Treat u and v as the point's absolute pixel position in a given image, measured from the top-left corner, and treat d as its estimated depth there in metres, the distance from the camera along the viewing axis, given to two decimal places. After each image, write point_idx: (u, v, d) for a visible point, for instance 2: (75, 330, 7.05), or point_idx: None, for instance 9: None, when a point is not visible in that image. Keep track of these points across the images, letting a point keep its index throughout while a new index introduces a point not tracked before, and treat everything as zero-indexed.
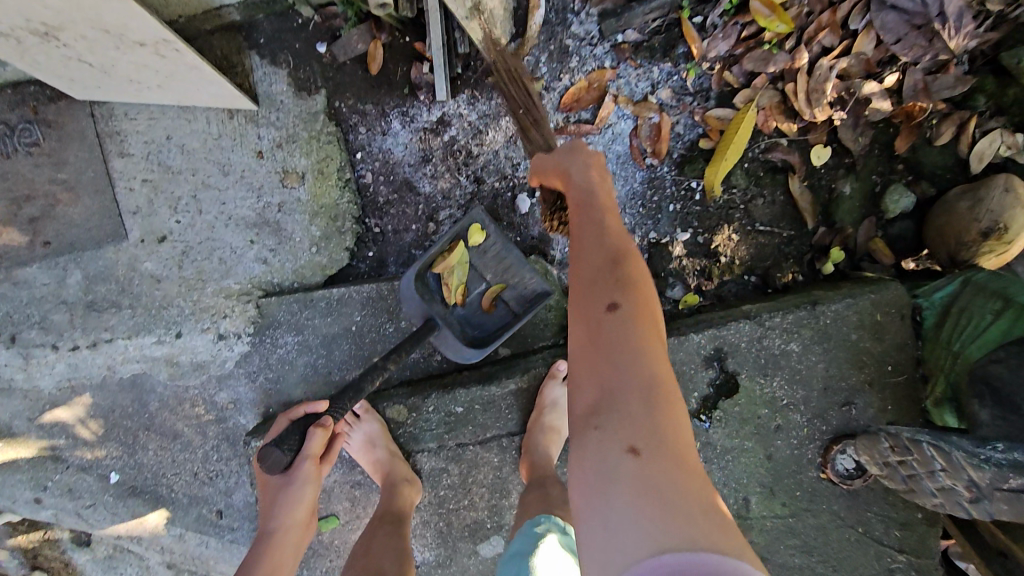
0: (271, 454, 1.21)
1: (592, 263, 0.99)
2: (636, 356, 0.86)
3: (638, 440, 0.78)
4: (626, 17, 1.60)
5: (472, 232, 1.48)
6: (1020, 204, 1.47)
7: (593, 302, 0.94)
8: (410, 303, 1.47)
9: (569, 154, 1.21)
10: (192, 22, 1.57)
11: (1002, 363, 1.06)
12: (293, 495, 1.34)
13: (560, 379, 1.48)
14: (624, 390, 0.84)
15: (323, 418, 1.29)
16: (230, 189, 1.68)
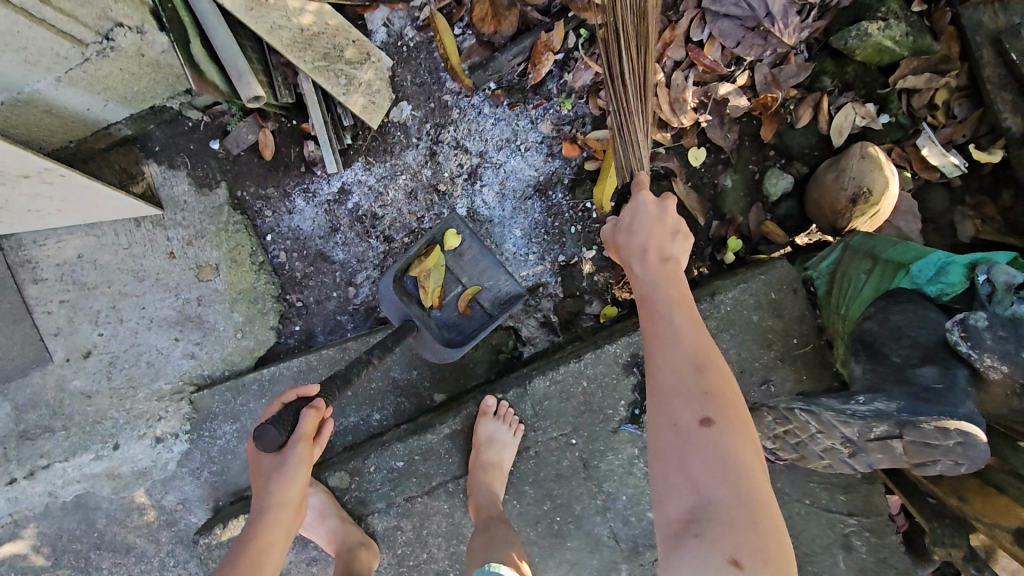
0: (264, 433, 1.05)
1: (677, 365, 0.94)
2: (728, 463, 0.86)
3: (745, 559, 0.80)
4: (493, 67, 1.74)
5: (448, 236, 1.58)
6: (876, 165, 1.60)
7: (680, 408, 0.91)
8: (392, 307, 1.51)
9: (634, 238, 1.11)
10: (83, 144, 1.64)
11: (873, 318, 1.14)
12: (286, 479, 1.14)
13: (491, 415, 1.51)
14: (721, 504, 0.84)
15: (317, 398, 1.13)
16: (147, 294, 1.72)
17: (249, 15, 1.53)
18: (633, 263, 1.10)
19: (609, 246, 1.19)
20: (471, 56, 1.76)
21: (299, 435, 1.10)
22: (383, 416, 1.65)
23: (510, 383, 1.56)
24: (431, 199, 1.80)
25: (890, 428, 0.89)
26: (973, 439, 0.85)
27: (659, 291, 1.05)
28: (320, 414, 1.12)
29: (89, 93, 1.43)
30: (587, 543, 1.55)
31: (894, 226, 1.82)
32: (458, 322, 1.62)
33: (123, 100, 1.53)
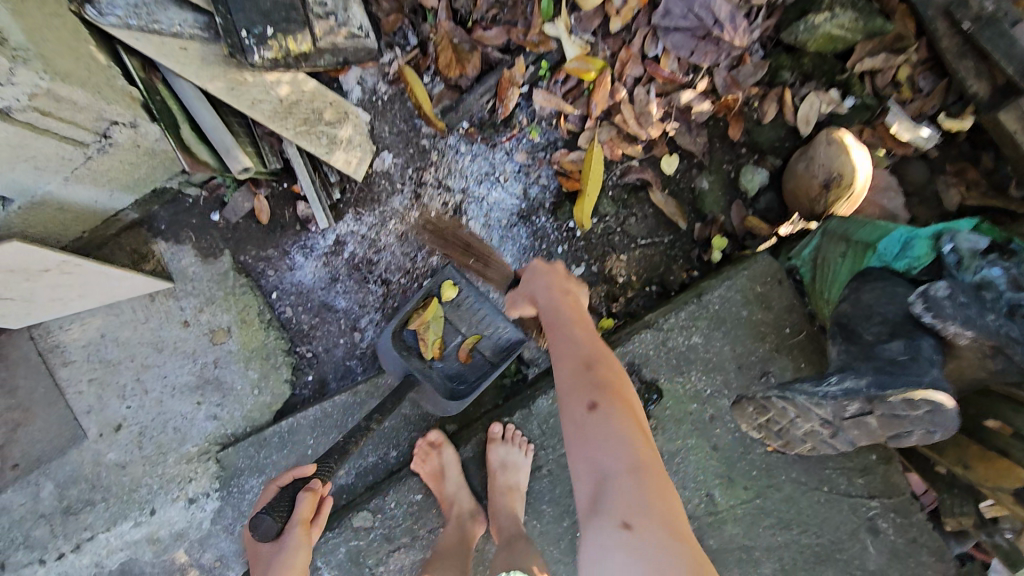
0: (262, 524, 1.17)
1: (570, 375, 1.18)
2: (617, 442, 1.07)
3: (631, 519, 0.97)
4: (463, 107, 1.84)
5: (444, 288, 1.63)
6: (843, 149, 1.64)
7: (575, 402, 1.13)
8: (393, 361, 1.60)
9: (537, 284, 1.35)
10: (96, 233, 1.75)
11: (847, 300, 1.17)
12: (286, 560, 1.32)
13: (499, 440, 1.56)
14: (612, 474, 1.03)
15: (312, 481, 1.29)
16: (168, 363, 1.82)
17: (229, 96, 1.63)
18: (540, 299, 1.33)
19: (515, 303, 1.40)
20: (442, 100, 1.85)
21: (296, 519, 1.27)
22: (399, 453, 1.70)
23: (514, 406, 1.61)
24: (421, 238, 1.89)
25: (862, 405, 0.95)
26: (940, 406, 0.90)
27: (556, 317, 1.28)
28: (315, 497, 1.28)
29: (96, 186, 1.56)
30: None
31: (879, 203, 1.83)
32: (460, 370, 1.66)
33: (126, 187, 1.66)
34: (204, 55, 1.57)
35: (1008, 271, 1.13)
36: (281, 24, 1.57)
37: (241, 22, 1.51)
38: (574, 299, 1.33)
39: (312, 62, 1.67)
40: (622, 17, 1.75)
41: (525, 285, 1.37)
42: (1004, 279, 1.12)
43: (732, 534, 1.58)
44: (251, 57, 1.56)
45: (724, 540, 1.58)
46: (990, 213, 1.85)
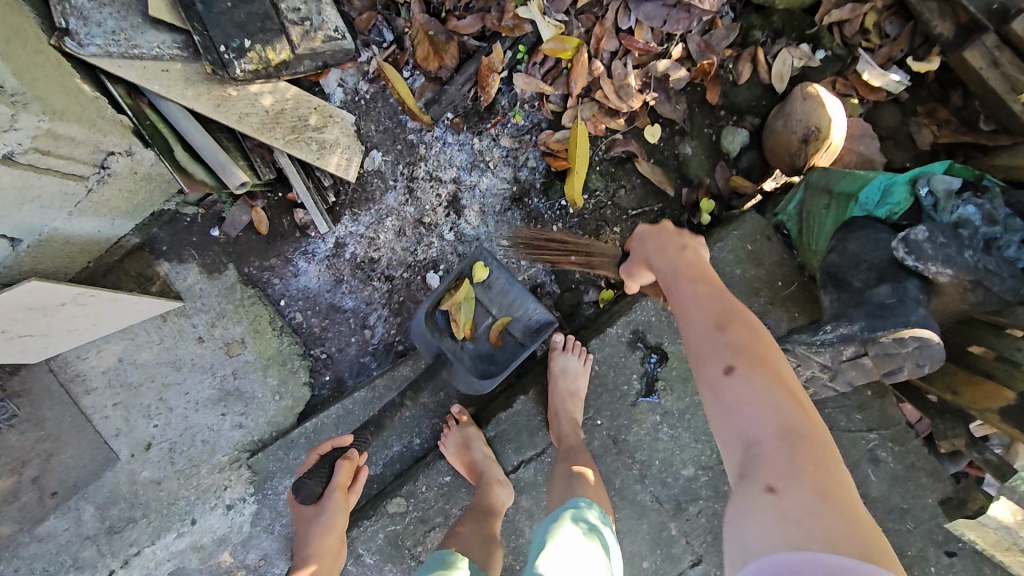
0: (305, 486, 1.29)
1: (699, 334, 1.06)
2: (763, 400, 0.93)
3: (777, 481, 0.84)
4: (445, 99, 1.87)
5: (476, 269, 1.67)
6: (819, 104, 1.70)
7: (709, 365, 1.01)
8: (424, 341, 1.67)
9: (643, 241, 1.30)
10: (101, 261, 1.79)
11: (833, 251, 1.24)
12: (325, 523, 1.44)
13: (561, 350, 1.65)
14: (757, 442, 0.90)
15: (350, 450, 1.38)
16: (188, 379, 1.87)
17: (217, 112, 1.65)
18: (647, 251, 1.29)
19: (632, 273, 1.36)
20: (425, 93, 1.89)
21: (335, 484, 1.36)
22: (423, 440, 1.78)
23: (529, 383, 1.72)
24: (419, 232, 1.93)
25: (857, 345, 1.05)
26: (926, 339, 1.02)
27: (678, 271, 1.20)
28: (352, 465, 1.38)
29: (98, 217, 1.57)
30: (634, 511, 1.66)
31: (856, 150, 1.90)
32: (491, 351, 1.74)
33: (127, 214, 1.68)
34: (187, 74, 1.60)
35: (982, 207, 1.21)
36: (257, 34, 1.62)
37: (219, 37, 1.57)
38: (684, 241, 1.26)
39: (292, 69, 1.71)
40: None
41: (633, 241, 1.33)
42: (978, 215, 1.21)
43: None
44: (233, 71, 1.62)
45: None
46: (960, 149, 1.93)
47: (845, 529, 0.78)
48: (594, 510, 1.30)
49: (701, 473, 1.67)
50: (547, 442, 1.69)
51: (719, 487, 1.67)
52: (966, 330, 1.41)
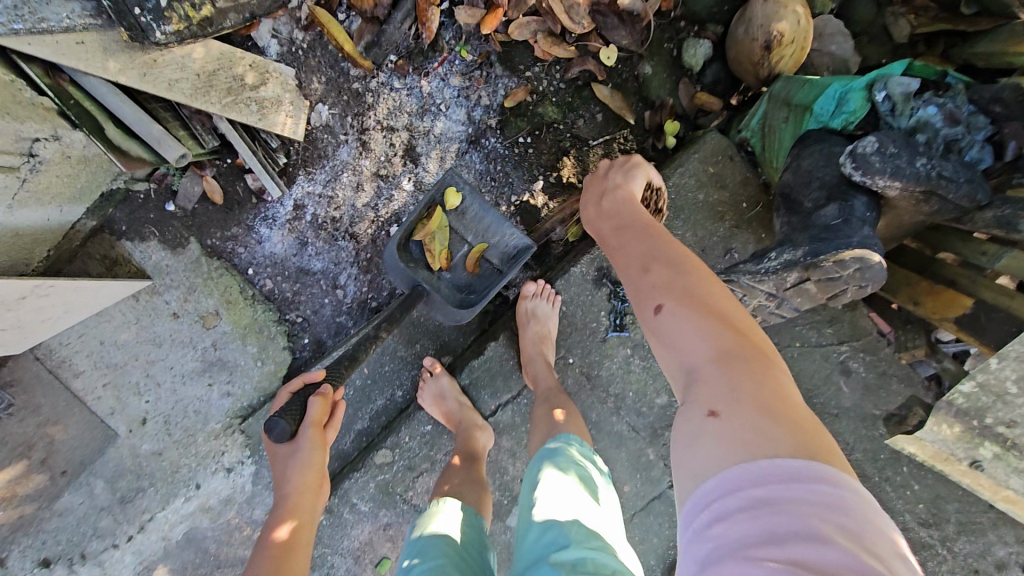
0: (275, 426, 1.26)
1: (632, 278, 0.99)
2: (699, 333, 0.86)
3: (720, 405, 0.77)
4: (385, 41, 1.76)
5: (448, 196, 1.61)
6: (782, 5, 1.57)
7: (642, 310, 0.94)
8: (398, 273, 1.61)
9: (584, 187, 1.31)
10: (61, 248, 1.77)
11: (789, 169, 1.20)
12: (301, 462, 1.39)
13: (531, 296, 1.65)
14: (697, 374, 0.83)
15: (322, 386, 1.40)
16: (171, 355, 1.90)
17: (143, 82, 1.56)
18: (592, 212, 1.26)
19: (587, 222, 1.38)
20: (363, 36, 1.77)
21: (310, 421, 1.36)
22: (405, 392, 1.83)
23: (499, 328, 1.75)
24: (377, 185, 1.89)
25: (799, 274, 1.01)
26: (869, 262, 0.94)
27: (612, 223, 1.16)
28: (325, 400, 1.40)
29: (40, 206, 1.56)
30: (612, 440, 1.73)
31: (828, 52, 1.78)
32: (468, 280, 1.72)
33: (73, 199, 1.66)
34: (105, 44, 1.50)
35: (943, 107, 1.14)
36: None
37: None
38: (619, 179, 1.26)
39: (218, 25, 1.60)
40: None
41: (578, 190, 1.34)
42: (938, 116, 1.14)
43: None
44: (154, 35, 1.49)
45: None
46: (940, 39, 1.80)
47: (786, 441, 0.71)
48: (576, 443, 1.30)
49: (674, 400, 1.71)
50: (522, 384, 1.74)
51: None
52: (931, 236, 1.40)
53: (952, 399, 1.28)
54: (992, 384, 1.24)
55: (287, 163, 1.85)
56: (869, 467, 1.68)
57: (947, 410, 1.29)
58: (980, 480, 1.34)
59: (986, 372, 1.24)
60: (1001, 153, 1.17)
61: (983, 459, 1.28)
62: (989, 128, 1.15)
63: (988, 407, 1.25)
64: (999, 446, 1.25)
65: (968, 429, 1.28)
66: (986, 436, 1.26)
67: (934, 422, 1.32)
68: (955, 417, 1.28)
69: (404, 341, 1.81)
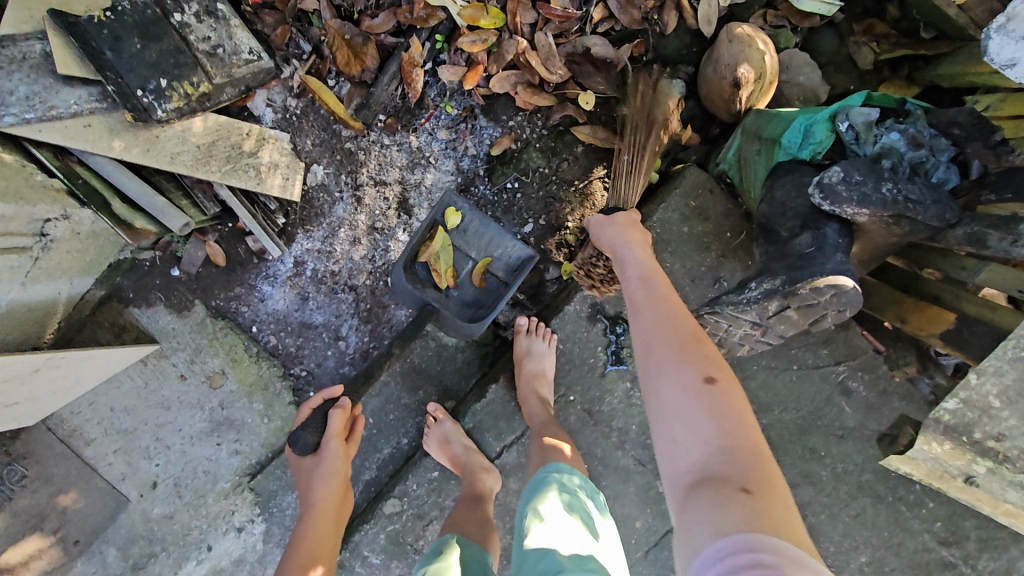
0: (299, 438, 1.44)
1: (672, 336, 1.02)
2: (729, 410, 0.90)
3: (751, 485, 0.81)
4: (373, 103, 1.85)
5: (447, 215, 1.66)
6: (746, 44, 1.68)
7: (682, 367, 0.96)
8: (407, 293, 1.68)
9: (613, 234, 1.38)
10: (72, 318, 1.81)
11: (765, 201, 1.24)
12: (325, 470, 1.46)
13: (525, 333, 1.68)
14: (719, 447, 0.87)
15: (342, 399, 1.52)
16: (179, 417, 1.93)
17: (145, 158, 1.65)
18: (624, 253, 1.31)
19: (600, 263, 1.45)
20: (353, 99, 1.86)
21: (331, 433, 1.47)
22: (411, 439, 1.84)
23: (499, 371, 1.78)
24: (374, 238, 1.95)
25: (780, 301, 1.02)
26: (843, 287, 0.97)
27: (644, 278, 1.20)
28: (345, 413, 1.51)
29: (51, 280, 1.62)
30: (619, 475, 1.73)
31: (797, 82, 1.86)
32: (476, 295, 1.73)
33: (83, 271, 1.72)
34: (110, 124, 1.61)
35: (905, 132, 1.20)
36: (172, 71, 1.64)
37: (134, 82, 1.59)
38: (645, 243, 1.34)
39: (215, 99, 1.72)
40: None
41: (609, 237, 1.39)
42: (902, 141, 1.19)
43: None
44: (155, 113, 1.63)
45: None
46: (904, 63, 1.88)
47: (799, 536, 0.75)
48: (578, 477, 1.32)
49: None
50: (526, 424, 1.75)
51: None
52: (916, 254, 1.43)
53: (937, 416, 1.31)
54: (977, 399, 1.26)
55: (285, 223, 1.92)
56: (881, 487, 1.70)
57: (934, 427, 1.32)
58: (979, 497, 1.34)
59: (969, 388, 1.26)
60: (967, 172, 1.21)
61: (977, 475, 1.29)
62: (952, 149, 1.20)
63: (976, 422, 1.28)
64: (991, 461, 1.27)
65: (957, 444, 1.30)
66: (976, 451, 1.28)
67: (922, 439, 1.35)
68: (943, 433, 1.31)
69: (407, 388, 1.84)
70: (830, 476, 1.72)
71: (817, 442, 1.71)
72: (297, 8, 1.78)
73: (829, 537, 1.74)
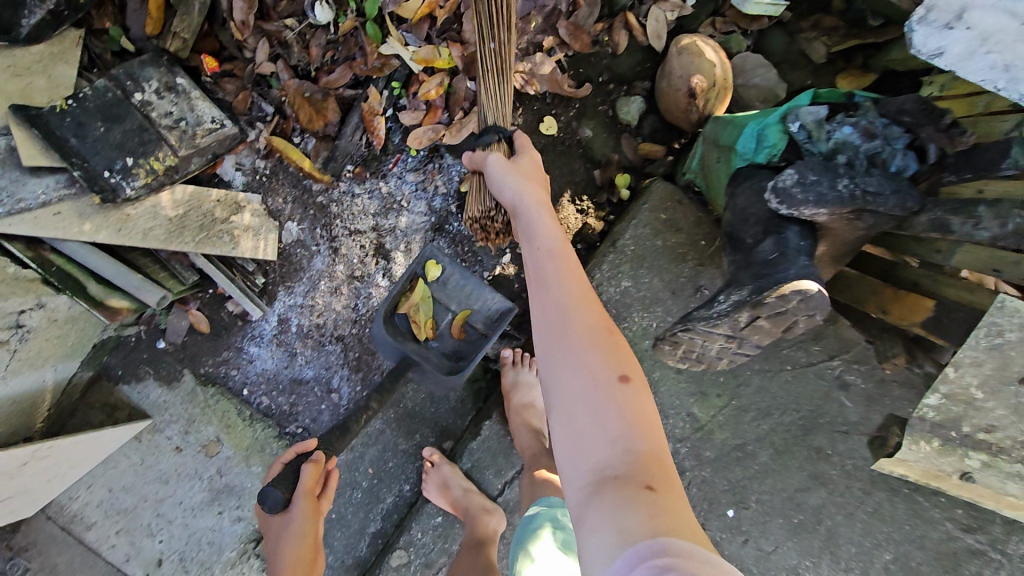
0: (268, 496, 1.36)
1: (580, 324, 0.97)
2: (636, 403, 0.88)
3: (656, 484, 0.79)
4: (339, 154, 1.88)
5: (427, 267, 1.68)
6: (695, 55, 1.70)
7: (594, 361, 0.92)
8: (386, 344, 1.64)
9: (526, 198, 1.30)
10: (62, 403, 1.81)
11: (728, 209, 1.24)
12: (294, 530, 1.49)
13: (511, 365, 1.69)
14: (627, 446, 0.84)
15: (315, 454, 1.45)
16: (178, 489, 1.91)
17: (118, 237, 1.67)
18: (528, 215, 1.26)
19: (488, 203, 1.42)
20: (319, 153, 1.89)
21: (302, 490, 1.41)
22: (413, 485, 1.81)
23: (492, 406, 1.76)
24: (354, 286, 1.95)
25: (750, 312, 1.01)
26: (809, 293, 0.96)
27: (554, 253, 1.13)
28: (318, 467, 1.43)
29: (33, 369, 1.64)
30: None
31: (753, 83, 1.87)
32: (456, 347, 1.70)
33: (66, 355, 1.73)
34: (79, 209, 1.64)
35: (857, 125, 1.20)
36: (138, 149, 1.68)
37: (101, 164, 1.64)
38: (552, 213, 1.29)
39: (183, 170, 1.74)
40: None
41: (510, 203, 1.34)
42: (855, 134, 1.19)
43: (723, 440, 1.71)
44: (124, 192, 1.66)
45: (719, 448, 1.71)
46: (857, 52, 1.90)
47: (697, 532, 0.75)
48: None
49: (679, 445, 1.71)
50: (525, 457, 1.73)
51: (700, 454, 1.71)
52: (892, 242, 1.40)
53: (921, 414, 1.30)
54: (959, 393, 1.24)
55: (266, 281, 1.93)
56: (895, 480, 1.66)
57: (919, 426, 1.30)
58: (978, 492, 1.34)
59: (948, 382, 1.25)
60: (925, 157, 1.20)
61: (972, 470, 1.26)
62: (906, 136, 1.20)
63: (963, 416, 1.25)
64: (985, 454, 1.23)
65: (946, 442, 1.27)
66: (968, 446, 1.25)
67: (910, 440, 1.32)
68: (930, 432, 1.29)
69: (403, 434, 1.81)
70: (841, 474, 1.67)
71: (823, 441, 1.67)
72: (255, 73, 1.83)
73: (849, 539, 1.68)
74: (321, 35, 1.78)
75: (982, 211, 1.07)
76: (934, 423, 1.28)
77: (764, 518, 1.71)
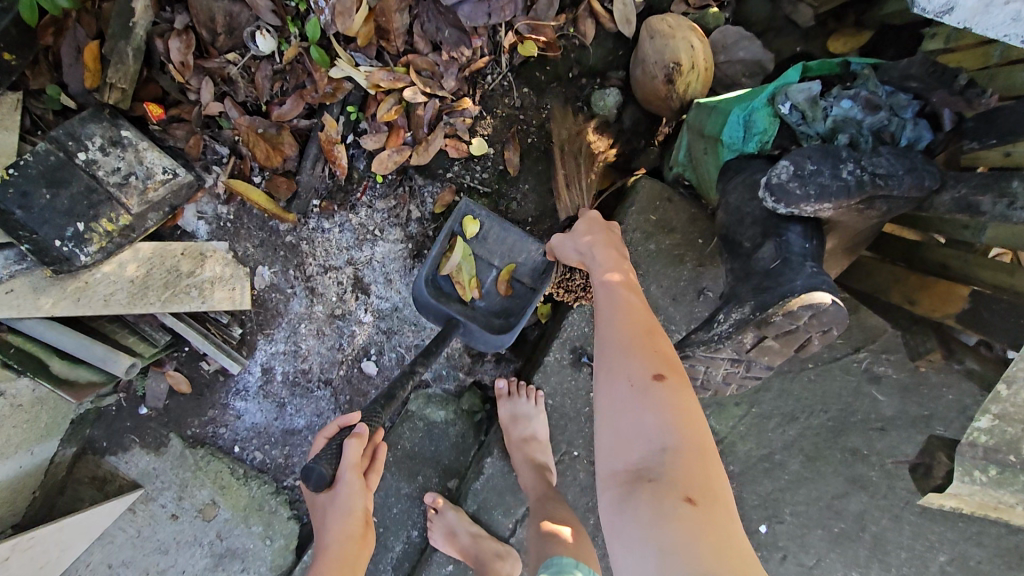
0: (312, 471, 1.10)
1: (623, 337, 0.96)
2: (676, 414, 0.86)
3: (696, 492, 0.79)
4: (303, 189, 1.77)
5: (465, 223, 1.49)
6: (668, 38, 1.55)
7: (634, 363, 0.92)
8: (430, 310, 1.52)
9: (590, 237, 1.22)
10: (46, 481, 1.70)
11: (720, 209, 1.11)
12: (341, 511, 1.16)
13: (507, 395, 1.59)
14: (657, 446, 0.83)
15: (358, 425, 1.18)
16: (179, 558, 1.81)
17: (77, 308, 1.59)
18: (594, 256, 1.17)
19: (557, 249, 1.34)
20: (282, 191, 1.77)
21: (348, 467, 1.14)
22: (421, 530, 1.70)
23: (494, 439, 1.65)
24: (336, 325, 1.84)
25: (754, 333, 0.93)
26: (820, 306, 0.85)
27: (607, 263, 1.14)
28: (363, 441, 1.17)
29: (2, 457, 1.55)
30: None
31: (738, 58, 1.72)
32: (503, 304, 1.55)
33: (41, 436, 1.65)
34: (34, 284, 1.56)
35: (857, 98, 1.06)
36: (88, 212, 1.56)
37: (51, 234, 1.52)
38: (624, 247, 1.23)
39: (140, 228, 1.64)
40: (407, 0, 1.55)
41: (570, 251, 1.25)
42: (856, 108, 1.05)
43: (747, 451, 1.57)
44: (78, 259, 1.56)
45: (744, 460, 1.57)
46: (847, 11, 1.73)
47: None
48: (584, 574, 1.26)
49: None
50: None
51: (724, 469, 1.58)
52: (910, 222, 1.27)
53: (972, 440, 1.23)
54: (1015, 412, 1.19)
55: (246, 332, 1.84)
56: None
57: (969, 453, 1.23)
58: None
59: (1001, 402, 1.19)
60: (939, 124, 1.06)
61: None
62: (915, 103, 1.06)
63: (1020, 437, 1.20)
64: None
65: (1004, 469, 1.20)
66: None
67: (962, 471, 1.22)
68: (984, 458, 1.21)
69: (404, 477, 1.70)
70: (881, 475, 1.53)
71: (858, 441, 1.53)
72: (203, 115, 1.69)
73: (899, 544, 1.53)
74: (266, 65, 1.63)
75: (1015, 187, 0.91)
76: (988, 448, 1.22)
77: (802, 532, 1.57)
